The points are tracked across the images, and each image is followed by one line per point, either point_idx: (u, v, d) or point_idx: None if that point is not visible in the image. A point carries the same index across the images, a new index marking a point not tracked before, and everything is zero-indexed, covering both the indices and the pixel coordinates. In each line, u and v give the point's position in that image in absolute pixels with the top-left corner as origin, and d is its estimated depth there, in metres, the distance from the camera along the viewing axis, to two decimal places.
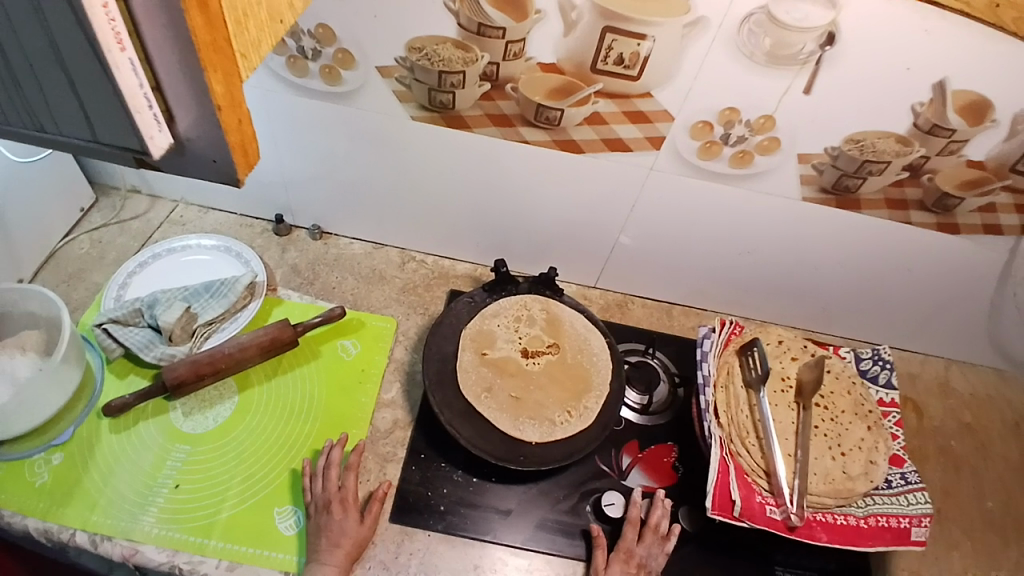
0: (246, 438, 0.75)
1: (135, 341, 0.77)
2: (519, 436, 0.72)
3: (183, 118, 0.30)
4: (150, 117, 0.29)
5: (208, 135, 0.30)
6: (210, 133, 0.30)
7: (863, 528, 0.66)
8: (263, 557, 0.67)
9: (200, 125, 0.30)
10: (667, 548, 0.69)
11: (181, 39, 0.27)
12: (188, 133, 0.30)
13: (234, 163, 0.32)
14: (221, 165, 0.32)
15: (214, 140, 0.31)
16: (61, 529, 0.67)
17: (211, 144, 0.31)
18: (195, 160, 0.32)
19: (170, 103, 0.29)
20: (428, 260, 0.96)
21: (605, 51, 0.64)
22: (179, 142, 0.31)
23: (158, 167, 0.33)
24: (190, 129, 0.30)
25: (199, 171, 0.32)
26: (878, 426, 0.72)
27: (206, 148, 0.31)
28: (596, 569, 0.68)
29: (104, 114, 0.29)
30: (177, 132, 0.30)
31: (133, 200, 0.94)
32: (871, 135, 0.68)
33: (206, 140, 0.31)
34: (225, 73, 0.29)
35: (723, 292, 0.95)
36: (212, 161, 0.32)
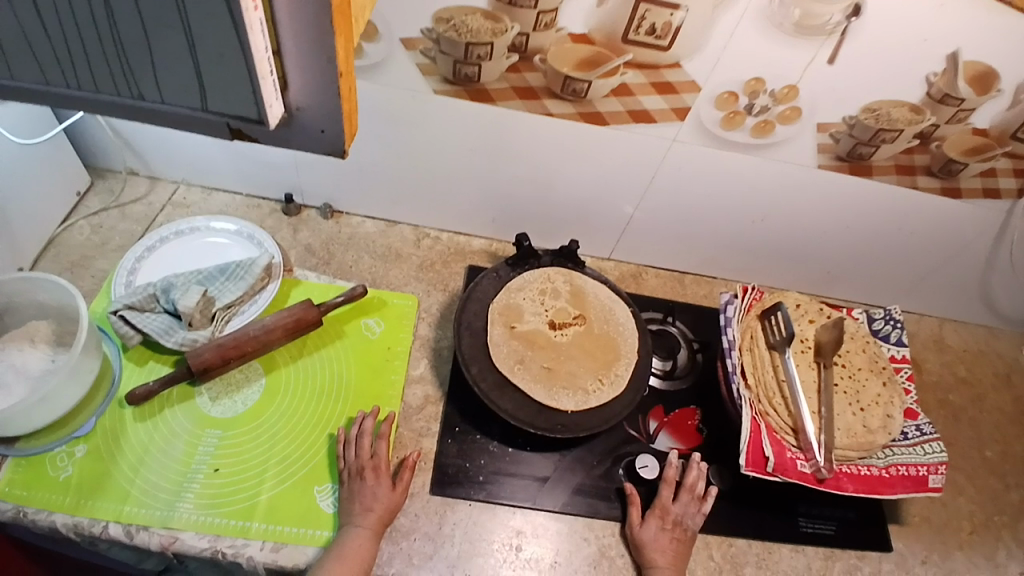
0: (278, 420, 0.74)
1: (154, 327, 0.75)
2: (555, 406, 0.74)
3: (299, 87, 0.32)
4: (271, 84, 0.31)
5: (322, 106, 0.33)
6: (327, 101, 0.32)
7: (885, 477, 0.72)
8: (307, 536, 0.67)
9: (317, 93, 0.32)
10: (703, 508, 0.72)
11: (318, 5, 0.28)
12: (299, 103, 0.33)
13: (340, 133, 0.34)
14: (328, 136, 0.34)
15: (328, 110, 0.33)
16: (93, 523, 0.65)
17: (324, 114, 0.33)
18: (302, 130, 0.34)
19: (288, 71, 0.31)
20: (443, 237, 0.96)
21: (638, 21, 0.64)
22: (290, 111, 0.33)
23: (254, 139, 0.35)
24: (303, 98, 0.33)
25: (304, 140, 0.35)
26: (892, 381, 0.78)
27: (316, 118, 0.33)
28: (632, 524, 0.71)
29: (224, 84, 0.31)
30: (288, 102, 0.33)
31: (132, 183, 0.91)
32: (886, 104, 0.71)
33: (320, 109, 0.33)
34: (345, 37, 0.31)
35: (733, 260, 0.98)
36: (320, 132, 0.34)
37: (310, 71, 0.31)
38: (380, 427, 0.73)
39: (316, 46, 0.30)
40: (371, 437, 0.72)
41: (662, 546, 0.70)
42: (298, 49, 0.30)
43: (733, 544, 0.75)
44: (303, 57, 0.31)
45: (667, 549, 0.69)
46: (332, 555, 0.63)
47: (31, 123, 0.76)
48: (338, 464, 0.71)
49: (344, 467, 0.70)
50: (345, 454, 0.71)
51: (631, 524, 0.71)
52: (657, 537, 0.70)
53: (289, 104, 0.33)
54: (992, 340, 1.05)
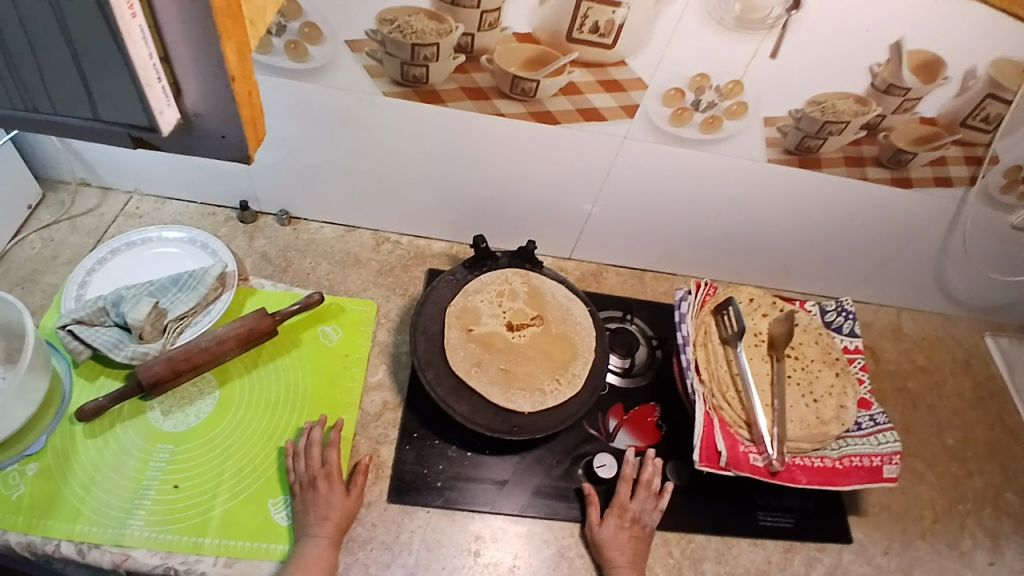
0: (232, 433, 0.73)
1: (103, 341, 0.73)
2: (513, 408, 0.74)
3: (193, 92, 0.31)
4: (159, 90, 0.30)
5: (219, 111, 0.31)
6: (224, 106, 0.31)
7: (839, 468, 0.73)
8: (261, 550, 0.66)
9: (213, 96, 0.31)
10: (661, 504, 0.72)
11: (200, 7, 0.27)
12: (197, 108, 0.31)
13: (243, 138, 0.33)
14: (230, 141, 0.33)
15: (226, 113, 0.31)
16: (45, 541, 0.65)
17: (224, 119, 0.32)
18: (203, 137, 0.33)
19: (180, 77, 0.30)
20: (403, 240, 0.95)
21: (581, 20, 0.64)
22: (188, 117, 0.32)
23: (156, 147, 0.33)
24: (200, 104, 0.31)
25: (209, 148, 0.33)
26: (845, 372, 0.79)
27: (216, 124, 0.32)
28: (591, 524, 0.71)
29: (110, 92, 0.30)
30: (184, 108, 0.31)
31: (82, 195, 0.89)
32: (831, 97, 0.71)
33: (217, 114, 0.31)
34: (238, 41, 0.30)
35: (691, 256, 0.98)
36: (221, 137, 0.33)
37: (199, 81, 0.30)
38: (329, 436, 0.72)
39: (203, 49, 0.29)
40: (321, 446, 0.71)
41: (621, 543, 0.70)
42: (185, 54, 0.29)
43: (693, 540, 0.76)
44: (191, 61, 0.29)
45: (627, 547, 0.70)
46: (293, 568, 0.62)
47: None
48: (288, 477, 0.70)
49: (295, 479, 0.69)
50: (295, 467, 0.70)
51: (590, 525, 0.71)
52: (616, 535, 0.70)
53: (187, 110, 0.32)
54: (952, 327, 1.06)
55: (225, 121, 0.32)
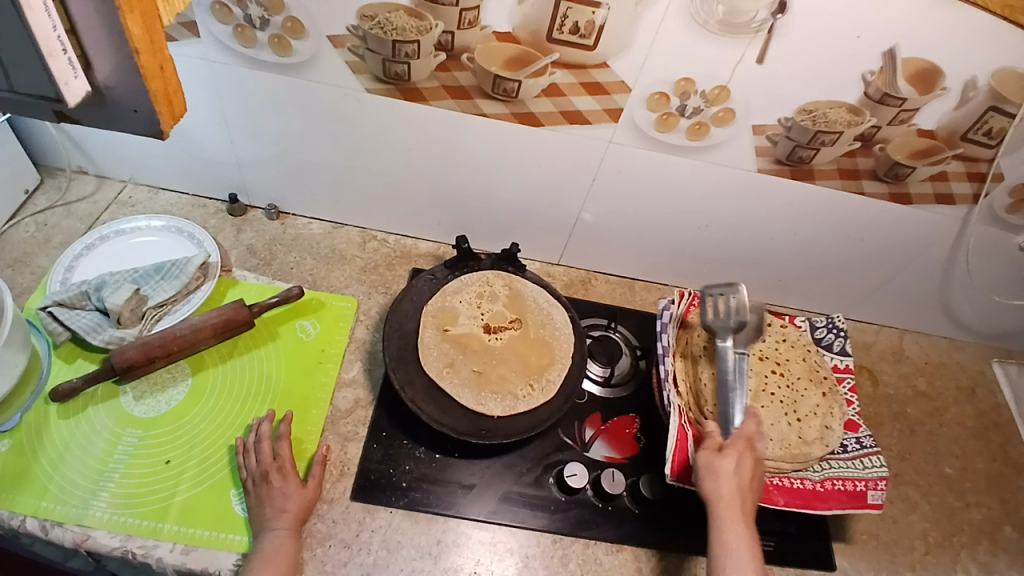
0: (201, 422, 0.73)
1: (82, 324, 0.74)
2: (482, 411, 0.72)
3: (102, 65, 0.35)
4: (66, 61, 0.34)
5: (129, 85, 0.36)
6: (133, 81, 0.36)
7: (819, 492, 0.70)
8: (218, 539, 0.66)
9: (122, 72, 0.35)
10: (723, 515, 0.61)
11: None
12: (108, 82, 0.36)
13: (153, 112, 0.38)
14: (143, 115, 0.38)
15: (137, 90, 0.36)
16: (10, 516, 0.65)
17: (134, 92, 0.37)
18: (117, 110, 0.37)
19: (88, 49, 0.34)
20: (390, 239, 0.95)
21: (561, 20, 0.63)
22: (99, 90, 0.36)
23: (75, 118, 0.38)
24: (110, 78, 0.36)
25: (123, 120, 0.38)
26: (832, 392, 0.76)
27: (127, 98, 0.37)
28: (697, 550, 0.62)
29: (18, 66, 0.34)
30: (96, 80, 0.36)
31: (78, 181, 0.91)
32: (823, 105, 0.69)
33: (128, 88, 0.36)
34: (142, 18, 0.34)
35: (683, 267, 0.96)
36: (134, 111, 0.38)
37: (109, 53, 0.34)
38: (279, 429, 0.71)
39: (104, 22, 0.33)
40: (271, 440, 0.70)
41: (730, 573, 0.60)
42: (90, 27, 0.33)
43: (664, 558, 0.73)
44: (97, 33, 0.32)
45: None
46: (255, 562, 0.62)
47: None
48: (240, 473, 0.69)
49: (247, 475, 0.68)
50: (246, 463, 0.69)
51: None
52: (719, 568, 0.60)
53: (99, 83, 0.36)
54: (956, 353, 1.02)
55: (137, 97, 0.37)
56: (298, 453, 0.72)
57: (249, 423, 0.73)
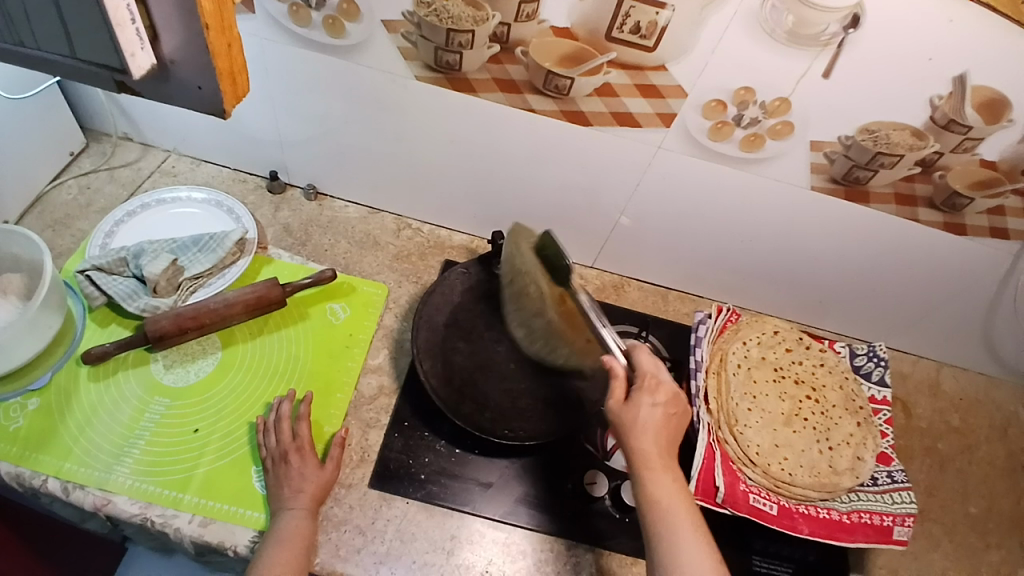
0: (227, 395, 0.73)
1: (118, 290, 0.75)
2: (509, 411, 0.72)
3: (168, 40, 0.35)
4: (133, 32, 0.34)
5: (194, 60, 0.35)
6: (199, 57, 0.35)
7: (846, 523, 0.67)
8: (235, 515, 0.66)
9: (189, 48, 0.35)
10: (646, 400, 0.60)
11: None
12: (173, 57, 0.36)
13: (216, 90, 0.37)
14: (206, 93, 0.37)
15: (202, 68, 0.36)
16: (34, 475, 0.66)
17: (198, 71, 0.36)
18: (180, 85, 0.37)
19: (155, 22, 0.34)
20: (424, 228, 0.94)
21: (622, 19, 0.61)
22: (163, 64, 0.36)
23: (135, 89, 0.38)
24: (175, 53, 0.35)
25: (186, 97, 0.38)
26: (868, 422, 0.73)
27: (192, 74, 0.36)
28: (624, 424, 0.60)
29: (86, 35, 0.34)
30: (162, 55, 0.36)
31: (123, 148, 0.92)
32: (886, 126, 0.66)
33: (191, 64, 0.36)
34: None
35: (720, 280, 0.94)
36: (198, 88, 0.37)
37: (179, 30, 0.34)
38: (300, 410, 0.71)
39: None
40: (291, 421, 0.70)
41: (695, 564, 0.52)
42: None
43: None
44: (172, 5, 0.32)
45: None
46: (270, 541, 0.62)
47: (23, 78, 0.77)
48: (259, 452, 0.69)
49: (267, 454, 0.68)
50: (266, 442, 0.69)
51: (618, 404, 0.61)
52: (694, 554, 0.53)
53: (164, 57, 0.36)
54: (996, 392, 0.98)
55: (201, 75, 0.36)
56: (318, 435, 0.72)
57: (271, 402, 0.73)
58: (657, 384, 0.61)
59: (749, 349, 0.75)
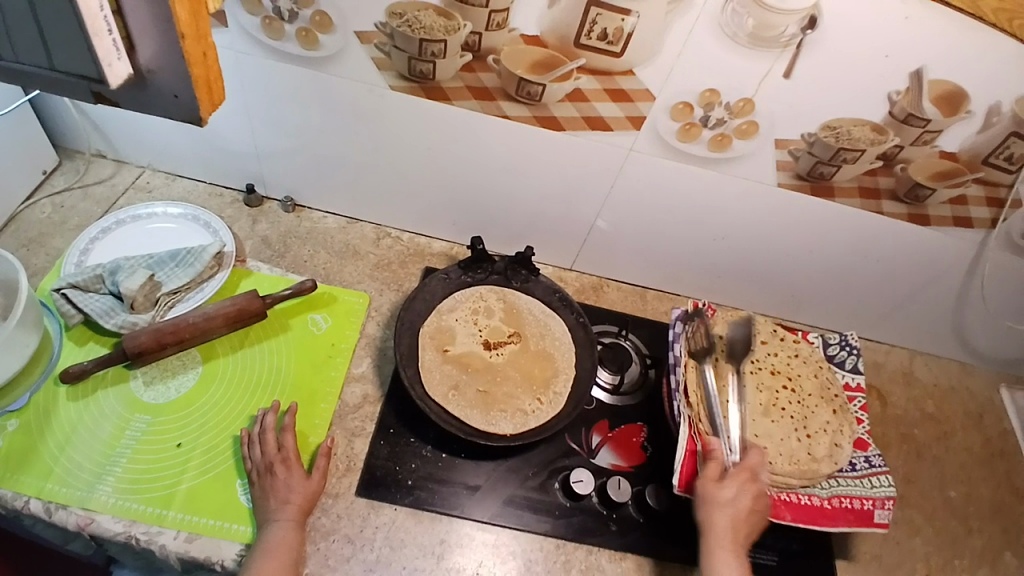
0: (210, 409, 0.73)
1: (95, 307, 0.74)
2: (494, 431, 0.71)
3: (145, 49, 0.35)
4: (109, 42, 0.34)
5: (170, 69, 0.36)
6: (175, 65, 0.36)
7: (827, 509, 0.69)
8: (222, 529, 0.66)
9: (165, 58, 0.36)
10: (717, 476, 0.65)
11: None
12: (150, 66, 0.36)
13: (193, 98, 0.38)
14: (183, 101, 0.38)
15: (180, 75, 0.36)
16: (13, 497, 0.65)
17: (176, 79, 0.36)
18: (156, 94, 0.37)
19: (132, 31, 0.35)
20: (403, 237, 0.95)
21: (589, 25, 0.63)
22: (140, 73, 0.36)
23: (114, 99, 0.38)
24: (153, 62, 0.36)
25: (162, 105, 0.38)
26: (843, 410, 0.76)
27: (170, 83, 0.37)
28: (711, 481, 0.65)
29: (64, 46, 0.35)
30: (137, 63, 0.36)
31: (97, 165, 0.92)
32: (847, 122, 0.69)
33: (169, 73, 0.36)
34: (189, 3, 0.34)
35: (696, 278, 0.96)
36: (175, 96, 0.38)
37: (156, 39, 0.35)
38: (283, 421, 0.71)
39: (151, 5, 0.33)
40: (275, 432, 0.70)
41: None
42: (135, 7, 0.33)
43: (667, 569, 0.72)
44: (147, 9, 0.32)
45: None
46: (258, 553, 0.61)
47: None
48: (244, 464, 0.69)
49: (252, 466, 0.68)
50: (250, 454, 0.69)
51: (710, 479, 0.65)
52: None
53: (140, 66, 0.37)
54: (966, 378, 1.01)
55: (179, 83, 0.37)
56: (302, 445, 0.72)
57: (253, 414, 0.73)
58: (714, 458, 0.66)
59: (725, 342, 0.77)
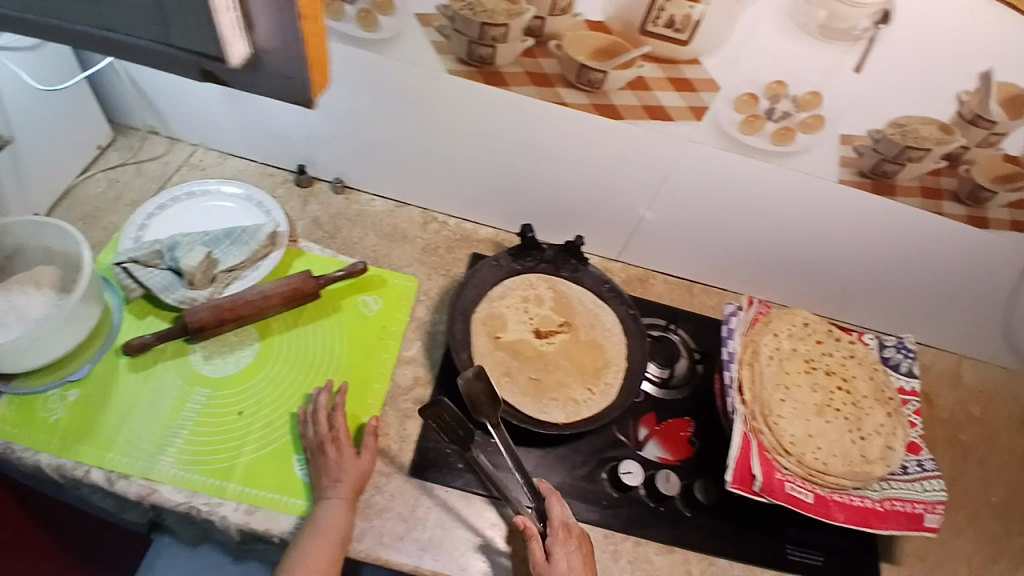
0: (267, 385, 0.74)
1: (156, 282, 0.76)
2: (545, 418, 0.71)
3: (264, 30, 0.37)
4: (230, 19, 0.36)
5: (285, 50, 0.37)
6: (290, 46, 0.37)
7: (879, 511, 0.70)
8: (280, 502, 0.67)
9: (281, 37, 0.37)
10: (571, 542, 0.65)
11: None
12: (266, 47, 0.38)
13: (304, 80, 0.39)
14: (295, 81, 0.39)
15: (293, 55, 0.38)
16: (75, 466, 0.67)
17: (289, 60, 0.38)
18: (268, 75, 0.39)
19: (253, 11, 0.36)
20: (451, 222, 0.95)
21: (657, 12, 0.62)
22: (256, 54, 0.38)
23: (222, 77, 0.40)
24: (269, 43, 0.37)
25: (272, 87, 0.40)
26: (897, 413, 0.75)
27: (281, 64, 0.38)
28: (537, 563, 0.63)
29: (186, 23, 0.37)
30: (252, 43, 0.38)
31: (151, 142, 0.93)
32: (914, 120, 0.67)
33: (282, 54, 0.38)
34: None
35: (744, 272, 0.95)
36: (286, 77, 0.39)
37: (274, 18, 0.36)
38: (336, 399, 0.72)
39: None
40: (327, 411, 0.71)
41: None
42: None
43: (713, 561, 0.73)
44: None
45: None
46: (310, 530, 0.62)
47: (52, 70, 0.78)
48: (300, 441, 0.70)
49: (307, 443, 0.69)
50: (305, 432, 0.70)
51: (534, 563, 0.63)
52: None
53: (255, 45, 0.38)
54: (1013, 381, 1.00)
55: (289, 65, 0.38)
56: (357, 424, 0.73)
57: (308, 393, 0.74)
58: (569, 532, 0.66)
59: (781, 341, 0.77)
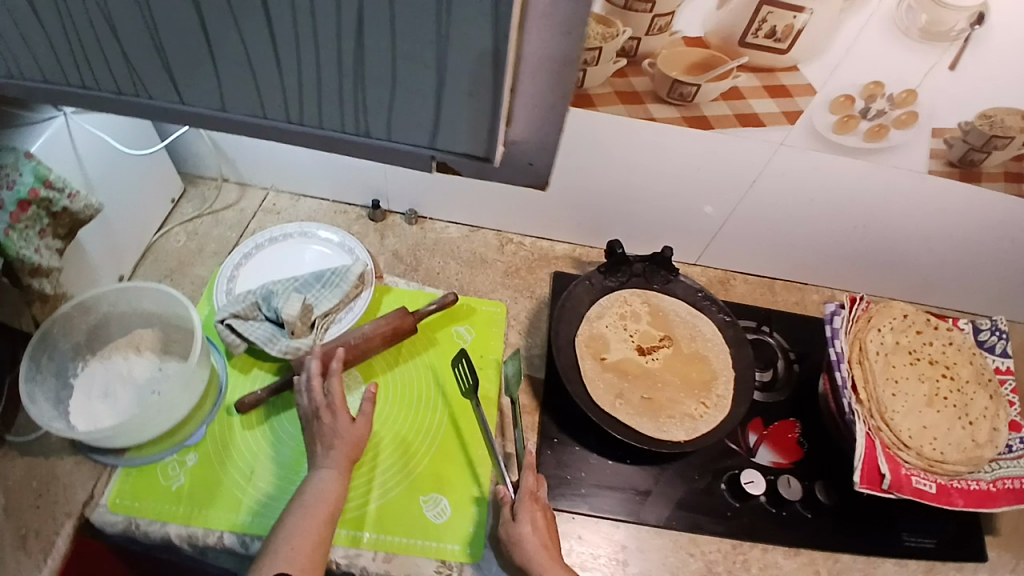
0: (382, 428, 0.74)
1: (259, 335, 0.75)
2: (666, 438, 0.71)
3: (521, 128, 0.44)
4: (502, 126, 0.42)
5: (535, 142, 0.45)
6: (541, 139, 0.45)
7: (992, 491, 0.70)
8: (417, 547, 0.67)
9: (535, 133, 0.44)
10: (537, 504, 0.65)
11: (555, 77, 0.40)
12: (519, 139, 0.45)
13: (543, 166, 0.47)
14: (535, 167, 0.47)
15: (541, 147, 0.46)
16: (207, 532, 0.67)
17: (538, 150, 0.46)
18: (514, 163, 0.47)
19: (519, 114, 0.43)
20: (526, 242, 0.95)
21: (758, 24, 0.62)
22: (508, 144, 0.45)
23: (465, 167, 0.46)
24: (523, 135, 0.45)
25: (514, 173, 0.47)
26: (998, 394, 0.76)
27: (528, 152, 0.46)
28: (507, 522, 0.64)
29: (461, 128, 0.42)
30: (509, 138, 0.45)
31: (224, 190, 0.92)
32: (1001, 111, 0.67)
33: (534, 145, 0.45)
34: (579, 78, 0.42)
35: (823, 266, 0.95)
36: (528, 163, 0.47)
37: (538, 116, 0.43)
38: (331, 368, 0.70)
39: (548, 92, 0.41)
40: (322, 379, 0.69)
41: None
42: (532, 90, 0.41)
43: (839, 560, 0.73)
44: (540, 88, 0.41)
45: None
46: (298, 505, 0.61)
47: (134, 133, 0.77)
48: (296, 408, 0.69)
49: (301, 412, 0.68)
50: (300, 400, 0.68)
51: (504, 522, 0.64)
52: None
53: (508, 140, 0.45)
54: None
55: (535, 152, 0.46)
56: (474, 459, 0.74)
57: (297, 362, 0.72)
58: (535, 502, 0.65)
59: (884, 336, 0.77)
